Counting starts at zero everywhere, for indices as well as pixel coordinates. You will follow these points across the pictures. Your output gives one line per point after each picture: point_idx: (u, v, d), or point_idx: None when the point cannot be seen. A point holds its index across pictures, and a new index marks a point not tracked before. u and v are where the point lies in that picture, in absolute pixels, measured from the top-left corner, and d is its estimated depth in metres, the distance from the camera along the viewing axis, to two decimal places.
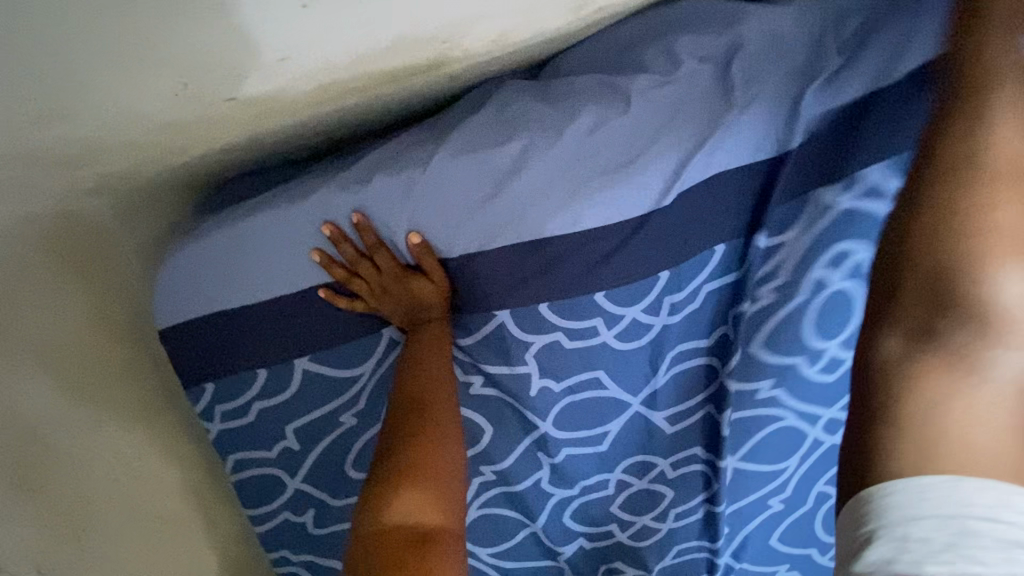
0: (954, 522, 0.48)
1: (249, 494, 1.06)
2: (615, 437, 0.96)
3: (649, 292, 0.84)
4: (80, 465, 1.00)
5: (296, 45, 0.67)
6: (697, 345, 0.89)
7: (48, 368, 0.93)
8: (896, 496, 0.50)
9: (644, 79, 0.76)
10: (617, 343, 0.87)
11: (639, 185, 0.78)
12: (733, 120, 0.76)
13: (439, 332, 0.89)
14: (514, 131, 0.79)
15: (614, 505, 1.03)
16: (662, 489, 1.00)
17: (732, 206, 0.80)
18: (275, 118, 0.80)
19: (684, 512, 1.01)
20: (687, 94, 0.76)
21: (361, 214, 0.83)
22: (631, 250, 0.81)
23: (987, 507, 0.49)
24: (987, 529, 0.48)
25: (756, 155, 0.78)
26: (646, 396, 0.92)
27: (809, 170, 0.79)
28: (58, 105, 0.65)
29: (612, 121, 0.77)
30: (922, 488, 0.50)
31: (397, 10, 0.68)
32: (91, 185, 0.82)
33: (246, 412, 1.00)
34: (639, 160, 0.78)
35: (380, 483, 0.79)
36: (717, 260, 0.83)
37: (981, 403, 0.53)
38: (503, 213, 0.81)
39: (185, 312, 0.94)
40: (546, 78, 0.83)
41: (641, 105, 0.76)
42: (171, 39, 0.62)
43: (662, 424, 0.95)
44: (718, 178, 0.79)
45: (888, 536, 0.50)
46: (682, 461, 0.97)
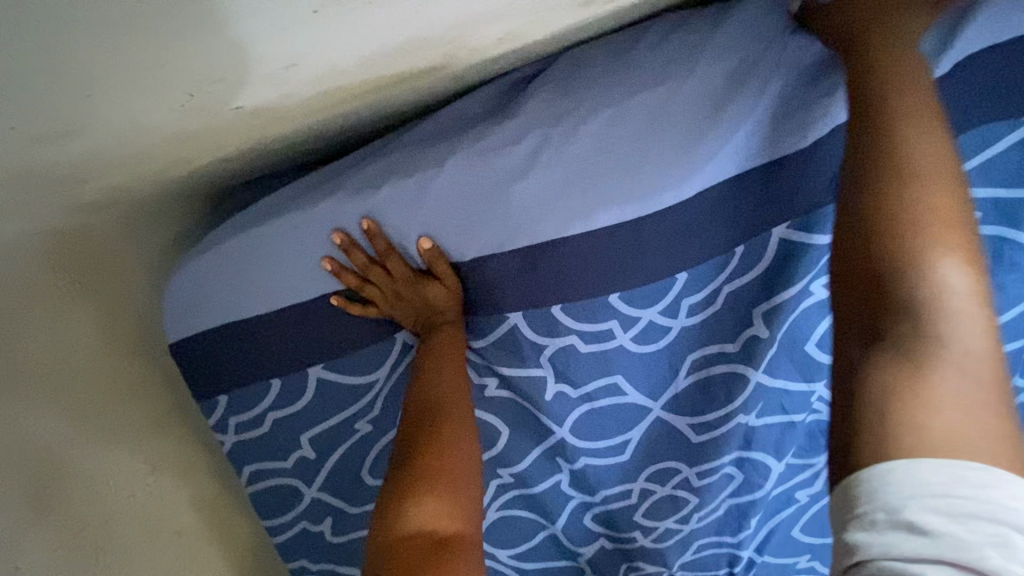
0: (910, 510, 0.42)
1: (262, 506, 0.96)
2: (636, 444, 0.87)
3: (713, 277, 0.75)
4: (93, 491, 0.94)
5: (305, 52, 0.54)
6: (721, 349, 0.80)
7: (53, 394, 0.86)
8: (870, 482, 0.44)
9: (722, 61, 0.66)
10: (632, 345, 0.79)
11: (710, 176, 0.69)
12: (791, 115, 0.67)
13: (454, 337, 0.78)
14: (557, 122, 0.68)
15: (637, 513, 0.93)
16: (685, 496, 0.90)
17: (778, 194, 0.70)
18: (282, 124, 0.68)
19: (708, 514, 0.92)
20: (742, 75, 0.66)
21: (372, 221, 0.73)
22: (683, 238, 0.72)
23: (945, 485, 0.43)
24: (945, 505, 0.42)
25: (781, 150, 0.68)
26: (667, 400, 0.83)
27: (735, 220, 0.72)
28: (60, 127, 0.53)
29: (687, 114, 0.67)
30: (883, 475, 0.44)
31: (425, 6, 0.55)
32: (92, 201, 0.71)
33: (260, 423, 0.88)
34: (707, 155, 0.68)
35: (393, 490, 0.68)
36: (772, 255, 0.74)
37: (943, 397, 0.46)
38: (512, 214, 0.72)
39: (192, 328, 0.83)
40: (572, 64, 0.71)
41: (719, 91, 0.66)
42: (174, 51, 0.48)
43: (685, 429, 0.85)
44: (756, 170, 0.69)
45: (861, 523, 0.44)
46: (708, 472, 0.88)
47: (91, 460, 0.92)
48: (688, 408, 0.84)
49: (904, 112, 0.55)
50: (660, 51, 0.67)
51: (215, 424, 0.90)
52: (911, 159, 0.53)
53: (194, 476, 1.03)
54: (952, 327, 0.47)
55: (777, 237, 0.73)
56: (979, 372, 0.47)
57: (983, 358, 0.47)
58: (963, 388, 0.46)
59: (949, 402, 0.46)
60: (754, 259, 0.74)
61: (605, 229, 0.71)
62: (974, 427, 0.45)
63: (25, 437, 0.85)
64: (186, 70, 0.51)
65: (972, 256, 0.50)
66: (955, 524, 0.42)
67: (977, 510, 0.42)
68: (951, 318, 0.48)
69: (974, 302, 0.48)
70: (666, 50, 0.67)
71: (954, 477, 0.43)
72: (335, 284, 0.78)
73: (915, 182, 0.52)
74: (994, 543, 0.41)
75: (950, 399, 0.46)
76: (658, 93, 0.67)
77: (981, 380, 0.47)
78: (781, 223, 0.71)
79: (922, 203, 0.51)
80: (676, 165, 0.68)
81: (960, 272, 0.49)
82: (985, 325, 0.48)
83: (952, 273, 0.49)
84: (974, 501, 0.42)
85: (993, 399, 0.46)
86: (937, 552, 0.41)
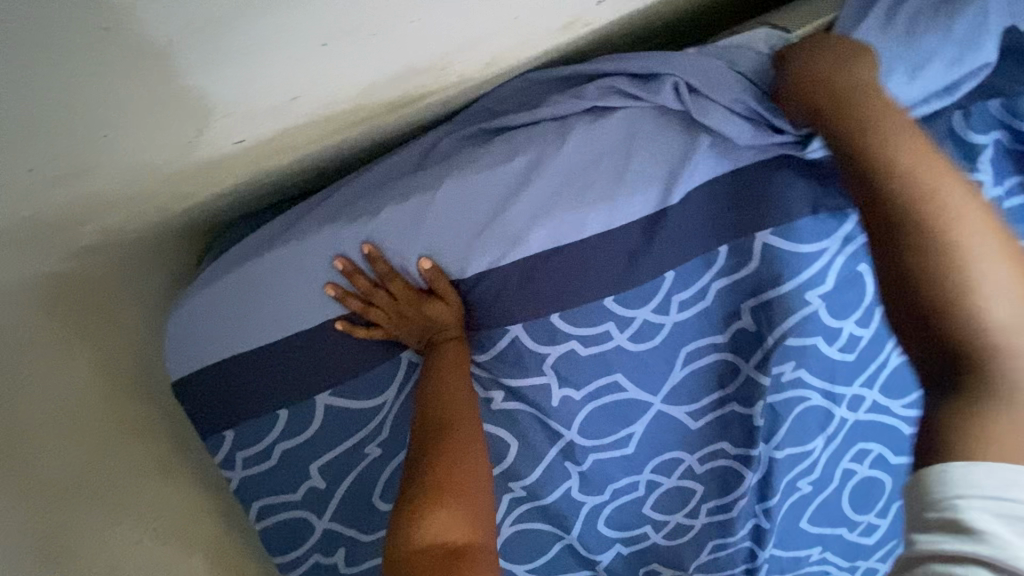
0: (960, 506, 0.46)
1: (273, 541, 0.94)
2: (640, 437, 0.88)
3: (699, 275, 0.79)
4: (102, 539, 0.89)
5: (308, 85, 0.57)
6: (712, 341, 0.83)
7: (61, 434, 0.82)
8: (924, 485, 0.49)
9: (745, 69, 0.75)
10: (629, 344, 0.81)
11: (697, 183, 0.76)
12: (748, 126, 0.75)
13: (457, 353, 0.80)
14: (545, 141, 0.74)
15: (646, 504, 0.93)
16: (690, 485, 0.92)
17: (741, 203, 0.77)
18: (282, 155, 0.70)
19: (716, 506, 0.94)
20: (708, 80, 0.74)
21: (372, 246, 0.76)
22: (670, 241, 0.77)
23: (996, 487, 0.46)
24: (998, 506, 0.46)
25: (731, 159, 0.76)
26: (667, 393, 0.85)
27: (704, 220, 0.77)
28: (72, 166, 0.54)
29: (669, 127, 0.75)
30: (938, 476, 0.48)
31: (419, 37, 0.59)
32: (92, 245, 0.71)
33: (269, 456, 0.87)
34: (690, 167, 0.75)
35: (404, 505, 0.68)
36: (758, 258, 0.78)
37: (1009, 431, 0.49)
38: (506, 231, 0.75)
39: (194, 364, 0.83)
40: (561, 88, 0.78)
41: (715, 112, 0.74)
42: (175, 85, 0.50)
43: (686, 419, 0.87)
44: (719, 181, 0.76)
45: (916, 524, 0.48)
46: (708, 455, 0.90)
47: (95, 507, 0.88)
48: (685, 399, 0.86)
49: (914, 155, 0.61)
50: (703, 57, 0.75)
51: (221, 460, 0.88)
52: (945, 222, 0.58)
53: (200, 514, 1.01)
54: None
55: (761, 241, 0.78)
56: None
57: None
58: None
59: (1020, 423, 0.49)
60: (732, 254, 0.79)
61: (599, 235, 0.76)
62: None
63: (34, 481, 0.80)
64: (191, 102, 0.53)
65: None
66: (1001, 522, 0.45)
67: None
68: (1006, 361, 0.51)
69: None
70: (703, 59, 0.75)
71: (1000, 482, 0.46)
72: (338, 309, 0.80)
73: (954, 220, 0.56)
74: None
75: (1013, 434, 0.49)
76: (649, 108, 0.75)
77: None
78: (763, 226, 0.77)
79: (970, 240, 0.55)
80: (659, 175, 0.75)
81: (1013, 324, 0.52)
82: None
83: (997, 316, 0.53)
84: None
85: None
86: (972, 544, 0.45)
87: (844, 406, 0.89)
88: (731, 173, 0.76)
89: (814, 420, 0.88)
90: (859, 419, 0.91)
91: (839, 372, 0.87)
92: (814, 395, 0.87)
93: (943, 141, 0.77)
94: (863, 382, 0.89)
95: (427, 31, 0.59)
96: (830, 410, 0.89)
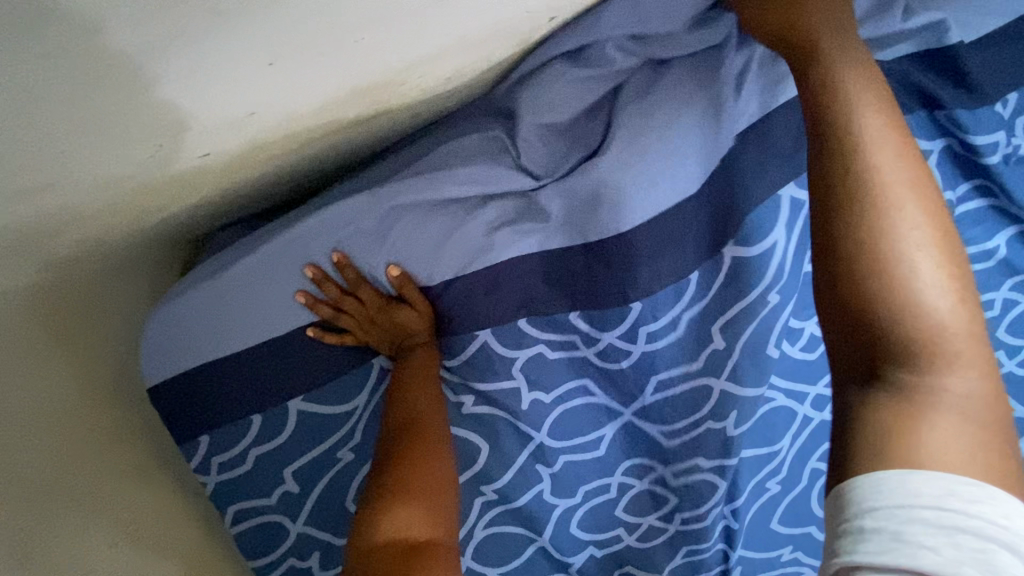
0: (897, 517, 0.45)
1: (249, 545, 0.95)
2: (610, 440, 0.89)
3: (671, 305, 0.79)
4: (78, 539, 0.92)
5: (264, 101, 0.60)
6: (686, 369, 0.83)
7: (45, 437, 0.85)
8: (861, 490, 0.47)
9: (743, 69, 0.74)
10: (595, 359, 0.83)
11: (672, 181, 0.74)
12: (697, 146, 0.74)
13: (427, 358, 0.82)
14: (502, 157, 0.76)
15: (619, 506, 0.94)
16: (664, 492, 0.93)
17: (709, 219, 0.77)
18: (248, 169, 0.73)
19: (691, 518, 0.94)
20: (645, 102, 0.73)
21: (342, 253, 0.78)
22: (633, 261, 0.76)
23: (937, 497, 0.45)
24: (936, 518, 0.45)
25: (697, 176, 0.74)
26: (637, 407, 0.87)
27: (673, 234, 0.76)
28: (38, 183, 0.56)
29: (620, 144, 0.73)
30: (875, 483, 0.47)
31: (371, 57, 0.61)
32: (65, 258, 0.73)
33: (243, 461, 0.89)
34: (647, 177, 0.73)
35: (370, 504, 0.71)
36: (722, 281, 0.79)
37: (946, 428, 0.48)
38: (468, 241, 0.77)
39: (170, 371, 0.85)
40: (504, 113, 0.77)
41: (698, 97, 0.73)
42: (133, 108, 0.53)
43: (659, 435, 0.88)
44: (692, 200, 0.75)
45: (852, 530, 0.47)
46: (683, 470, 0.90)
47: (65, 513, 0.90)
48: (659, 417, 0.87)
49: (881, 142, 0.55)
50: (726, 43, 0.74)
51: (197, 466, 0.90)
52: (898, 202, 0.52)
53: (178, 520, 1.02)
54: (950, 362, 0.50)
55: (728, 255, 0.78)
56: (974, 406, 0.49)
57: (970, 378, 0.50)
58: (954, 429, 0.48)
59: (946, 423, 0.49)
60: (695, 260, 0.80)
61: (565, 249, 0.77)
62: (967, 453, 0.47)
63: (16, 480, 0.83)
64: (152, 121, 0.56)
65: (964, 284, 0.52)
66: (938, 535, 0.45)
67: (963, 524, 0.45)
68: (941, 357, 0.50)
69: (966, 341, 0.50)
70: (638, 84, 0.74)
71: (940, 492, 0.46)
72: (309, 316, 0.82)
73: (900, 219, 0.52)
74: (976, 557, 0.44)
75: (949, 433, 0.48)
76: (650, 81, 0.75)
77: (974, 414, 0.49)
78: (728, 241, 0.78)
79: (910, 241, 0.51)
80: (619, 184, 0.73)
81: (952, 317, 0.50)
82: (976, 363, 0.50)
83: (939, 311, 0.50)
84: (963, 515, 0.45)
85: (985, 433, 0.49)
86: (908, 558, 0.44)
87: (809, 406, 0.91)
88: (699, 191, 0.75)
89: (780, 420, 0.90)
90: (826, 418, 0.93)
91: (802, 373, 0.88)
92: (778, 395, 0.89)
93: None
94: (828, 382, 0.90)
95: (378, 49, 0.61)
96: (794, 410, 0.90)
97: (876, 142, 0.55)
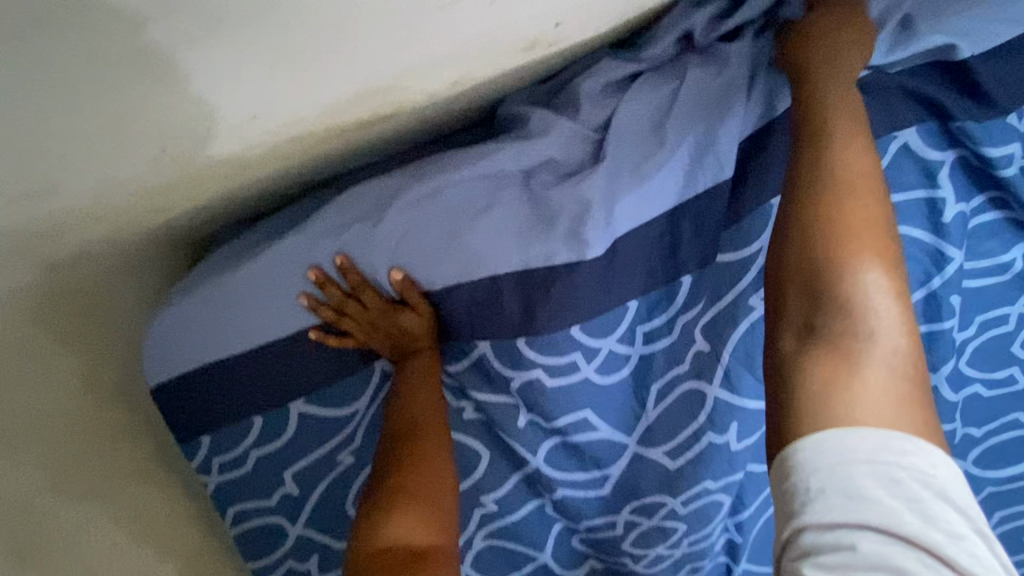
0: (839, 476, 0.48)
1: (249, 546, 0.95)
2: (616, 480, 0.89)
3: (663, 308, 0.79)
4: (76, 534, 0.94)
5: (267, 106, 0.60)
6: (677, 371, 0.83)
7: (43, 438, 0.85)
8: (805, 454, 0.50)
9: (752, 76, 0.73)
10: (596, 377, 0.80)
11: (669, 190, 0.74)
12: (698, 156, 0.74)
13: (430, 363, 0.81)
14: (509, 162, 0.75)
15: (625, 542, 0.93)
16: (674, 525, 0.91)
17: (713, 223, 0.76)
18: (254, 171, 0.73)
19: (699, 539, 0.92)
20: (648, 112, 0.74)
21: (344, 257, 0.77)
22: (631, 266, 0.76)
23: (872, 452, 0.48)
24: (874, 472, 0.48)
25: (698, 182, 0.74)
26: (642, 434, 0.86)
27: (674, 237, 0.76)
28: (47, 182, 0.57)
29: (620, 154, 0.74)
30: (818, 444, 0.49)
31: (375, 62, 0.61)
32: (71, 257, 0.74)
33: (244, 462, 0.89)
34: (647, 183, 0.73)
35: (373, 503, 0.72)
36: (726, 300, 0.79)
37: (864, 388, 0.51)
38: (473, 247, 0.76)
39: (171, 371, 0.85)
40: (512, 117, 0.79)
41: (699, 104, 0.73)
42: (137, 110, 0.53)
43: (663, 459, 0.87)
44: (694, 209, 0.75)
45: (800, 492, 0.49)
46: (693, 498, 0.89)
47: (62, 512, 0.91)
48: (660, 437, 0.86)
49: (845, 137, 0.61)
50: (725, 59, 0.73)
51: (198, 466, 0.90)
52: (848, 180, 0.59)
53: (178, 520, 1.03)
54: (879, 324, 0.53)
55: (716, 261, 0.77)
56: (897, 365, 0.52)
57: (902, 342, 0.53)
58: (877, 387, 0.51)
59: (874, 377, 0.51)
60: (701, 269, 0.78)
61: (567, 265, 0.74)
62: (892, 415, 0.50)
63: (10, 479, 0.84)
64: (156, 125, 0.56)
65: (897, 262, 0.56)
66: (878, 487, 0.47)
67: (898, 475, 0.47)
68: (871, 320, 0.53)
69: (896, 310, 0.54)
70: (645, 89, 0.74)
71: (872, 447, 0.48)
72: (311, 319, 0.81)
73: (847, 196, 0.58)
74: (911, 505, 0.46)
75: (868, 391, 0.51)
76: (649, 97, 0.74)
77: (898, 377, 0.52)
78: (714, 248, 0.77)
79: (852, 214, 0.57)
80: (619, 187, 0.74)
81: (885, 285, 0.54)
82: (902, 332, 0.53)
83: (870, 277, 0.55)
84: (897, 467, 0.48)
85: (910, 399, 0.51)
86: (853, 517, 0.47)
87: None
88: (700, 196, 0.75)
89: None
90: None
91: None
92: None
93: (912, 160, 0.76)
94: None
95: (382, 55, 0.61)
96: None
97: (839, 130, 0.61)
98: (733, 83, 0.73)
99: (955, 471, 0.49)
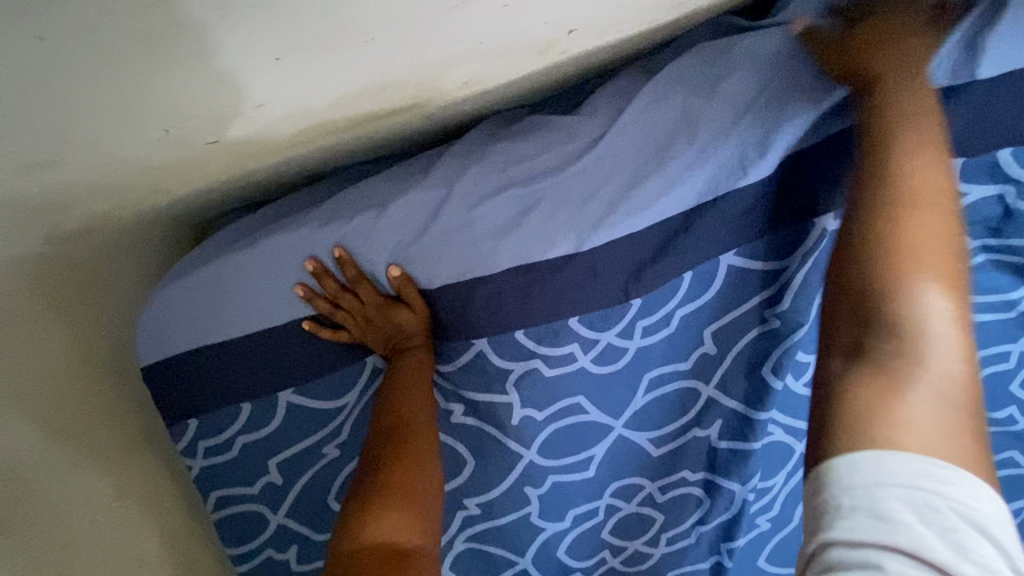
0: (871, 496, 0.45)
1: (229, 533, 0.95)
2: (599, 460, 0.87)
3: (665, 301, 0.77)
4: (62, 517, 0.91)
5: (274, 95, 0.60)
6: (675, 368, 0.82)
7: (42, 411, 0.84)
8: (838, 471, 0.47)
9: (789, 74, 0.67)
10: (592, 367, 0.80)
11: (681, 199, 0.71)
12: (721, 167, 0.70)
13: (420, 360, 0.81)
14: (513, 163, 0.73)
15: (604, 530, 0.94)
16: (652, 513, 0.93)
17: (722, 237, 0.74)
18: (258, 159, 0.73)
19: (677, 536, 0.94)
20: (662, 116, 0.70)
21: (343, 249, 0.76)
22: (625, 271, 0.75)
23: (908, 476, 0.45)
24: (909, 496, 0.45)
25: (714, 192, 0.71)
26: (629, 419, 0.85)
27: (681, 254, 0.74)
28: (53, 155, 0.58)
29: (629, 161, 0.71)
30: (853, 462, 0.47)
31: (385, 59, 0.61)
32: (71, 231, 0.74)
33: (230, 447, 0.89)
34: (654, 192, 0.71)
35: (360, 498, 0.70)
36: (728, 317, 0.79)
37: (914, 411, 0.48)
38: (474, 246, 0.75)
39: (164, 352, 0.85)
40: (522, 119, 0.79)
41: (727, 106, 0.68)
42: (144, 87, 0.54)
43: (647, 445, 0.87)
44: (701, 226, 0.73)
45: (829, 508, 0.47)
46: (669, 486, 0.90)
47: (55, 490, 0.89)
48: (647, 424, 0.86)
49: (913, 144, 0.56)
50: (755, 55, 0.68)
51: (183, 448, 0.90)
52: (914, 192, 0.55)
53: (158, 500, 1.04)
54: (937, 348, 0.50)
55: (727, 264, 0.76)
56: (954, 396, 0.48)
57: (962, 373, 0.49)
58: (930, 413, 0.48)
59: (922, 404, 0.48)
60: (701, 285, 0.77)
61: (573, 257, 0.73)
62: (941, 444, 0.47)
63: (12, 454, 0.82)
64: (162, 104, 0.56)
65: (959, 286, 0.53)
66: (910, 513, 0.44)
67: (936, 503, 0.44)
68: (932, 343, 0.50)
69: (957, 334, 0.51)
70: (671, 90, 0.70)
71: (913, 472, 0.45)
72: (306, 310, 0.81)
73: (914, 210, 0.54)
74: (944, 534, 0.43)
75: (918, 415, 0.48)
76: (674, 93, 0.70)
77: (955, 406, 0.48)
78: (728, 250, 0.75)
79: (920, 231, 0.54)
80: (620, 192, 0.72)
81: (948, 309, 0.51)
82: (964, 360, 0.50)
83: (933, 299, 0.51)
84: (936, 495, 0.44)
85: (966, 430, 0.47)
86: (881, 538, 0.44)
87: None
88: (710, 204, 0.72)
89: (773, 453, 0.90)
90: None
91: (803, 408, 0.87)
92: (777, 430, 0.88)
93: None
94: None
95: (392, 52, 0.61)
96: (789, 443, 0.90)
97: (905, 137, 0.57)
98: (768, 82, 0.68)
99: (995, 501, 0.46)
